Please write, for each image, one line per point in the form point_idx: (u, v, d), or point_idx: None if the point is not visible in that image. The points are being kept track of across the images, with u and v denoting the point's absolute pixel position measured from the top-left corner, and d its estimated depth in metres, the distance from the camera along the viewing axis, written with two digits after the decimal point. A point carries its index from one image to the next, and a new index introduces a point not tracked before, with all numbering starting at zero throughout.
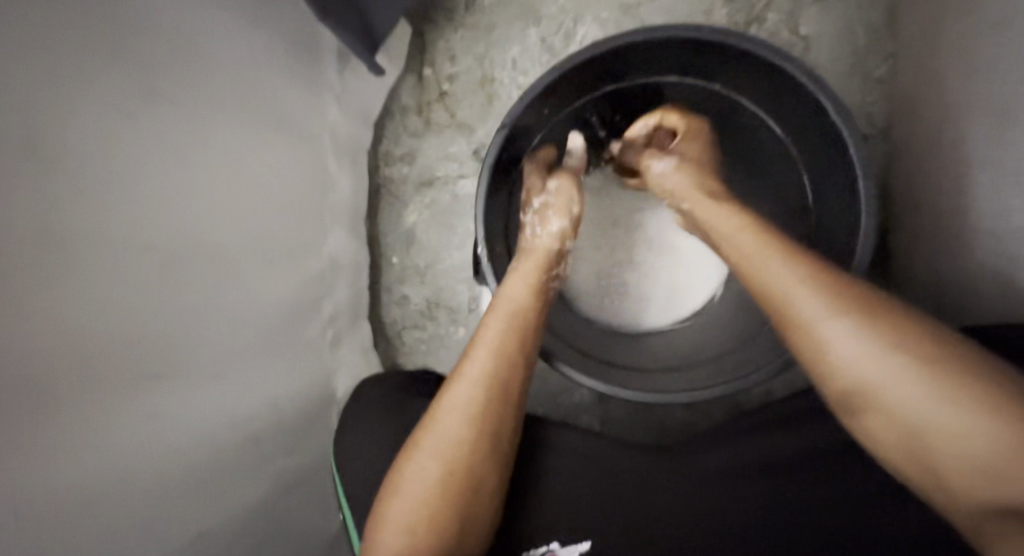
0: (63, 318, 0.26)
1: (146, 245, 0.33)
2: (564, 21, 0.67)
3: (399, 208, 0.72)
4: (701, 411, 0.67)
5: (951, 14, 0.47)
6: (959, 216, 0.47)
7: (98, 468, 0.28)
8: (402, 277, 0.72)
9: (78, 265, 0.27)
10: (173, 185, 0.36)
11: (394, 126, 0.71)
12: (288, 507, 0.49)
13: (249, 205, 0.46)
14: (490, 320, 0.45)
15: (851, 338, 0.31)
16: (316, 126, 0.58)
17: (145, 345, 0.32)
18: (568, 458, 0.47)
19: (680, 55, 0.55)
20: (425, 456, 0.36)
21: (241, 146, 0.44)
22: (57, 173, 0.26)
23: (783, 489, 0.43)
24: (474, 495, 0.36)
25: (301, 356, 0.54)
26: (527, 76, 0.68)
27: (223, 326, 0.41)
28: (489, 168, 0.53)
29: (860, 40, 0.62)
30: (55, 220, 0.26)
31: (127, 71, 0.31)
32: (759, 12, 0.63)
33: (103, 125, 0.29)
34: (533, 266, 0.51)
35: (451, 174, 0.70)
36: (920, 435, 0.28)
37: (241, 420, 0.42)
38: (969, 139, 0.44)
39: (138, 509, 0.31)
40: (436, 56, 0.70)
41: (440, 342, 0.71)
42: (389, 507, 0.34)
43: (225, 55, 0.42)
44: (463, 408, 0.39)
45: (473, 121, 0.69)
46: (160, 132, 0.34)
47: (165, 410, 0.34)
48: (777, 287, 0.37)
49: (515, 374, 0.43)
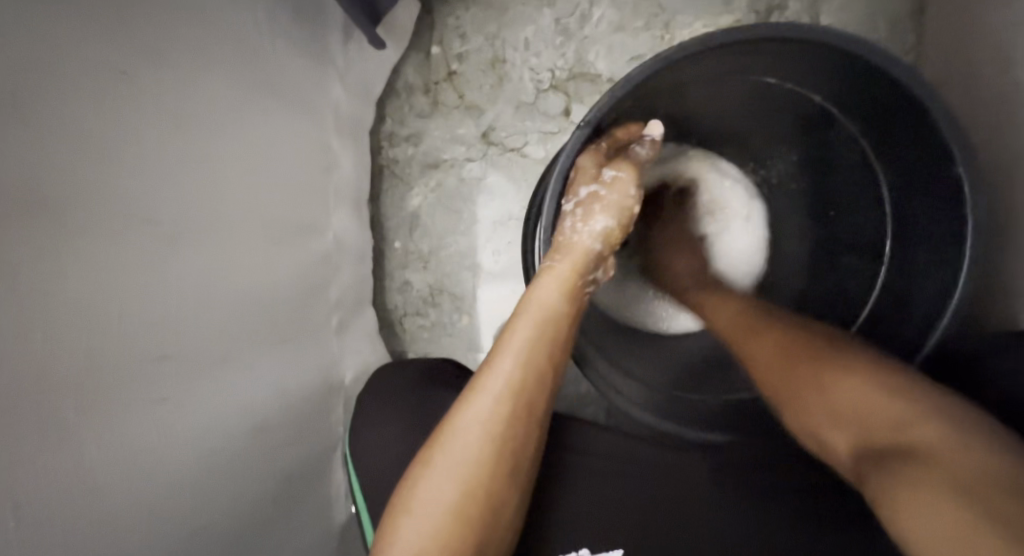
0: (61, 293, 0.25)
1: (147, 218, 0.31)
2: (580, 2, 0.65)
3: (404, 191, 0.70)
4: None
5: None
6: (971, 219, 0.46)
7: (90, 450, 0.27)
8: (405, 262, 0.70)
9: (77, 235, 0.26)
10: (175, 156, 0.34)
11: (400, 105, 0.69)
12: (292, 495, 0.48)
13: (252, 188, 0.44)
14: (517, 327, 0.43)
15: (863, 393, 0.33)
16: (320, 101, 0.56)
17: (145, 322, 0.31)
18: (592, 458, 0.46)
19: (784, 52, 0.48)
20: (439, 473, 0.36)
21: (245, 125, 0.43)
22: (48, 126, 0.24)
23: (794, 494, 0.44)
24: (487, 517, 0.35)
25: (306, 340, 0.53)
26: (540, 59, 0.66)
27: (222, 309, 0.39)
28: (560, 173, 0.47)
29: (882, 32, 0.61)
30: (54, 185, 0.24)
31: (124, 30, 0.30)
32: (780, 1, 0.61)
33: (101, 84, 0.28)
34: (571, 268, 0.47)
35: (458, 157, 0.69)
36: (842, 419, 0.33)
37: (241, 405, 0.41)
38: None
39: (143, 495, 0.30)
40: (446, 34, 0.67)
41: (442, 329, 0.70)
42: (400, 527, 0.34)
43: (225, 18, 0.40)
44: (484, 426, 0.37)
45: (483, 103, 0.67)
46: (160, 97, 0.33)
47: (170, 391, 0.33)
48: (766, 348, 0.42)
49: (541, 389, 0.41)
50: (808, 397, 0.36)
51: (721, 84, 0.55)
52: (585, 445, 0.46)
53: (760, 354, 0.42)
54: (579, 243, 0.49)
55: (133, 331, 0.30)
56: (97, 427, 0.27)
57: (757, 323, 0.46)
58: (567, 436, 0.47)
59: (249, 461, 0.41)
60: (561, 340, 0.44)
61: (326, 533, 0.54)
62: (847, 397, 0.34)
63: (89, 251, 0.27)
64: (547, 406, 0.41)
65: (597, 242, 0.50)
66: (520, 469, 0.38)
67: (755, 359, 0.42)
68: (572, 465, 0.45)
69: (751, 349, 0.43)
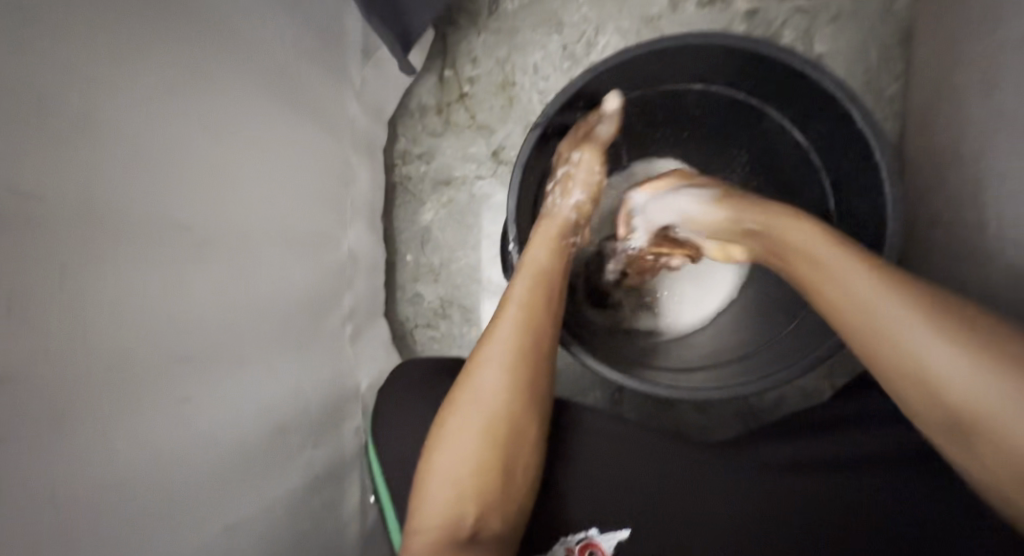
0: (96, 295, 0.27)
1: (179, 224, 0.34)
2: (586, 30, 0.68)
3: (416, 206, 0.72)
4: (717, 415, 0.63)
5: (950, 41, 0.49)
6: (953, 235, 0.48)
7: (113, 445, 0.28)
8: (416, 275, 0.72)
9: (117, 241, 0.28)
10: (210, 165, 0.37)
11: (413, 125, 0.72)
12: (308, 500, 0.49)
13: (276, 198, 0.46)
14: (518, 281, 0.47)
15: (961, 368, 0.28)
16: (338, 121, 0.58)
17: (173, 327, 0.33)
18: (601, 439, 0.47)
19: (746, 66, 0.50)
20: (465, 409, 0.40)
21: (271, 138, 0.45)
22: (91, 137, 0.26)
23: (815, 483, 0.42)
24: (513, 441, 0.40)
25: (322, 348, 0.54)
26: (548, 82, 0.69)
27: (244, 311, 0.41)
28: (530, 143, 0.49)
29: (872, 59, 0.63)
30: (97, 194, 0.27)
31: (169, 55, 0.33)
32: (776, 29, 0.65)
33: (138, 100, 0.30)
34: (559, 229, 0.51)
35: (469, 174, 0.71)
36: (923, 387, 0.30)
37: (259, 408, 0.42)
38: (962, 158, 0.46)
39: (163, 497, 0.31)
40: (459, 58, 0.71)
41: (453, 341, 0.71)
42: (435, 462, 0.39)
43: (257, 43, 0.42)
44: (498, 361, 0.42)
45: (493, 123, 0.70)
46: (198, 112, 0.35)
47: (194, 392, 0.35)
48: (850, 300, 0.34)
49: (545, 329, 0.45)
50: (887, 362, 0.32)
51: (671, 90, 0.57)
52: (589, 429, 0.48)
53: (846, 302, 0.34)
54: (557, 218, 0.52)
55: (160, 329, 0.32)
56: (127, 424, 0.29)
57: (831, 253, 0.36)
58: (575, 420, 0.48)
59: (265, 464, 0.42)
60: (558, 291, 0.48)
61: (341, 541, 0.54)
62: (930, 354, 0.29)
63: (120, 253, 0.28)
64: (553, 342, 0.45)
65: (576, 213, 0.53)
66: (537, 402, 0.42)
67: (838, 308, 0.35)
68: (580, 449, 0.46)
69: (829, 287, 0.35)
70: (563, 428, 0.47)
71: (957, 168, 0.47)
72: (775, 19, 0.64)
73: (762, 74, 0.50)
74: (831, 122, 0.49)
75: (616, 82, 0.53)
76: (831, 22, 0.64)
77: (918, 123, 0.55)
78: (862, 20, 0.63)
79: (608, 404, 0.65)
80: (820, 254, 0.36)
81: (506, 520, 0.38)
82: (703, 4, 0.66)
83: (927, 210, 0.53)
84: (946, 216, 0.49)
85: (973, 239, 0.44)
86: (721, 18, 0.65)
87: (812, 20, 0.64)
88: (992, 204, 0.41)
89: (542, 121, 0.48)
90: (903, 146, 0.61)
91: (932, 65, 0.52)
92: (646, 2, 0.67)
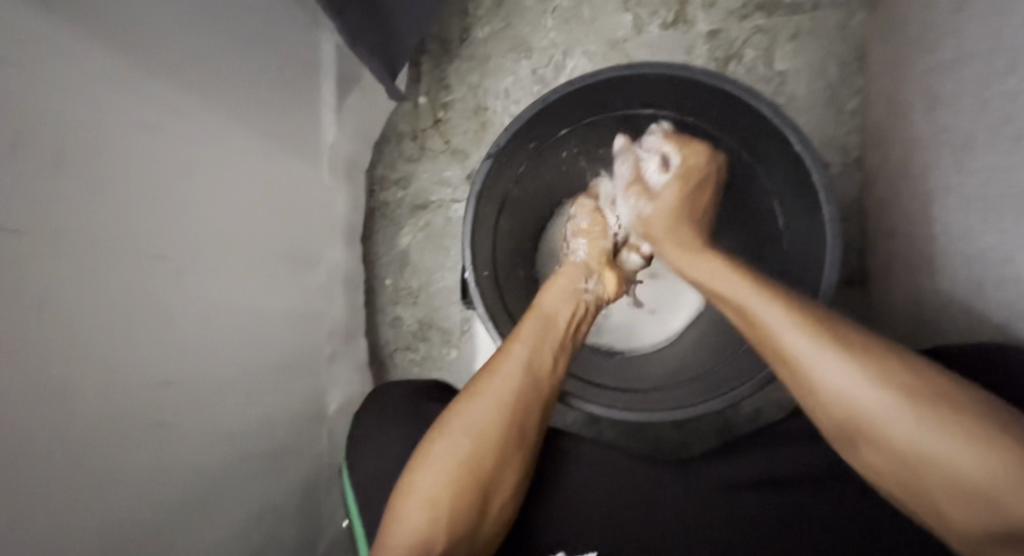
0: (85, 327, 0.28)
1: (159, 254, 0.35)
2: (554, 54, 0.70)
3: (394, 230, 0.73)
4: (694, 431, 0.64)
5: (897, 57, 0.50)
6: (910, 245, 0.48)
7: (81, 485, 0.27)
8: (396, 298, 0.73)
9: (103, 271, 0.29)
10: (189, 197, 0.38)
11: (390, 152, 0.73)
12: (277, 522, 0.49)
13: (252, 232, 0.47)
14: (525, 322, 0.48)
15: (867, 389, 0.31)
16: (315, 147, 0.60)
17: (150, 354, 0.34)
18: (579, 464, 0.47)
19: (691, 91, 0.50)
20: (456, 434, 0.41)
21: (250, 169, 0.47)
22: (81, 175, 0.28)
23: (783, 497, 0.42)
24: (493, 475, 0.40)
25: (297, 373, 0.55)
26: (519, 105, 0.71)
27: (223, 338, 0.42)
28: (483, 173, 0.50)
29: (832, 75, 0.64)
30: (84, 228, 0.28)
31: (153, 90, 0.34)
32: (737, 49, 0.66)
33: (126, 127, 0.32)
34: (564, 279, 0.53)
35: (445, 198, 0.72)
36: (877, 437, 0.30)
37: (234, 437, 0.43)
38: (914, 171, 0.46)
39: (134, 522, 0.32)
40: (433, 86, 0.72)
41: (433, 363, 0.72)
42: (414, 483, 0.38)
43: (236, 77, 0.44)
44: (496, 395, 0.43)
45: (467, 147, 0.72)
46: (177, 146, 0.37)
47: (171, 415, 0.35)
48: (842, 393, 0.32)
49: (547, 374, 0.46)
50: (913, 457, 0.29)
51: (626, 115, 0.56)
52: (566, 457, 0.47)
53: (834, 394, 0.32)
54: (569, 269, 0.55)
55: (134, 356, 0.32)
56: (110, 446, 0.30)
57: (801, 334, 0.34)
58: (560, 448, 0.48)
59: (235, 490, 0.42)
60: (561, 338, 0.49)
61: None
62: (849, 387, 0.31)
63: (96, 284, 0.29)
64: (554, 388, 0.46)
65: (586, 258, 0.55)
66: (525, 441, 0.43)
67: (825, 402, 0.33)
68: (556, 470, 0.46)
69: (809, 377, 0.33)
70: (545, 452, 0.48)
71: (909, 182, 0.47)
72: (735, 38, 0.66)
73: (713, 100, 0.50)
74: (773, 146, 0.49)
75: (569, 110, 0.53)
76: (791, 40, 0.65)
77: (875, 138, 0.56)
78: (820, 38, 0.65)
79: (586, 422, 0.66)
80: (794, 346, 0.34)
81: (473, 552, 0.37)
82: (666, 27, 0.68)
83: (887, 222, 0.53)
84: (902, 229, 0.50)
85: (925, 247, 0.45)
86: (683, 39, 0.67)
87: (772, 38, 0.65)
88: (941, 212, 0.42)
89: (494, 152, 0.49)
90: (864, 158, 0.61)
91: (885, 80, 0.53)
92: (612, 26, 0.69)
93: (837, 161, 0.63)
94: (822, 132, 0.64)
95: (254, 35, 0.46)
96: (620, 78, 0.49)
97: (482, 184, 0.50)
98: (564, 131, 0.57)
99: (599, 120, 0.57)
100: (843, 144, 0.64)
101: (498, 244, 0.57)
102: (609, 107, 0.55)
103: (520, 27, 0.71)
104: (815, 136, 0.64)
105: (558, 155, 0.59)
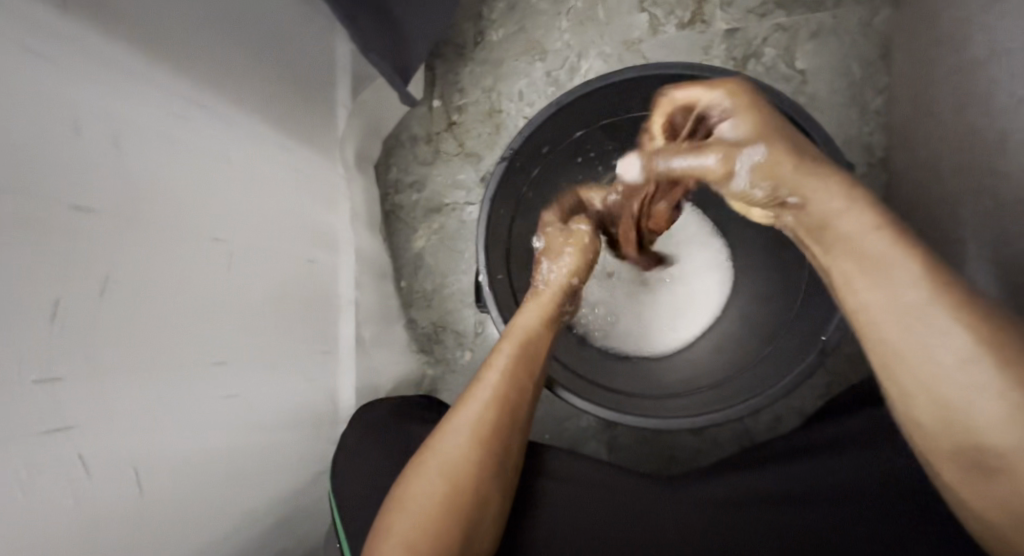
0: (152, 302, 0.30)
1: (209, 235, 0.36)
2: (568, 56, 0.70)
3: (409, 233, 0.74)
4: (711, 438, 0.63)
5: (924, 52, 0.48)
6: (938, 245, 0.47)
7: (137, 467, 0.28)
8: (410, 301, 0.73)
9: (162, 246, 0.31)
10: (226, 182, 0.39)
11: (404, 155, 0.74)
12: (297, 513, 0.49)
13: (281, 226, 0.48)
14: (503, 347, 0.45)
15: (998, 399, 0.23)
16: (328, 140, 0.60)
17: (205, 329, 0.35)
18: (565, 482, 0.45)
19: None
20: (429, 473, 0.37)
21: (274, 162, 0.48)
22: (133, 158, 0.29)
23: (798, 510, 0.40)
24: (476, 513, 0.37)
25: (322, 372, 0.55)
26: (533, 108, 0.71)
27: (261, 323, 0.43)
28: (496, 178, 0.50)
29: (854, 74, 0.63)
30: (139, 210, 0.29)
31: (189, 80, 0.35)
32: (756, 48, 0.65)
33: (166, 113, 0.33)
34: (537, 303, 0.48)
35: (459, 200, 0.72)
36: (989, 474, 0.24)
37: (263, 433, 0.43)
38: (941, 172, 0.45)
39: (192, 498, 0.33)
40: (447, 89, 0.73)
41: (448, 366, 0.72)
42: (392, 525, 0.35)
43: (257, 75, 0.45)
44: (474, 426, 0.40)
45: (481, 151, 0.72)
46: (212, 137, 0.38)
47: (223, 390, 0.37)
48: (990, 437, 0.24)
49: (523, 402, 0.43)
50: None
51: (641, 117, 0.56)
52: (563, 471, 0.46)
53: (955, 409, 0.24)
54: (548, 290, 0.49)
55: (193, 328, 0.34)
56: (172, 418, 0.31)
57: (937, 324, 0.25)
58: (545, 466, 0.47)
59: (264, 480, 0.43)
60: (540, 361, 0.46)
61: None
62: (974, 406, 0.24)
63: (155, 260, 0.30)
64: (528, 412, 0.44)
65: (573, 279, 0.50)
66: (504, 471, 0.40)
67: (930, 432, 0.27)
68: (545, 489, 0.45)
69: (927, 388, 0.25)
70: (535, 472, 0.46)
71: (938, 184, 0.46)
72: (754, 37, 0.65)
73: None
74: None
75: (582, 113, 0.53)
76: (811, 39, 0.64)
77: (900, 139, 0.55)
78: (842, 37, 0.63)
79: (601, 428, 0.65)
80: (920, 348, 0.25)
81: None
82: (683, 27, 0.67)
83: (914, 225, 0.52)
84: (931, 229, 0.48)
85: (956, 246, 0.44)
86: (700, 39, 0.66)
87: (793, 37, 0.64)
88: (971, 209, 0.41)
89: (507, 154, 0.49)
90: (891, 159, 0.60)
91: (911, 78, 0.52)
92: (626, 27, 0.68)
93: (862, 162, 0.62)
94: (845, 134, 0.63)
95: (273, 38, 0.47)
96: (634, 80, 0.48)
97: (496, 188, 0.50)
98: (578, 134, 0.56)
99: (615, 121, 0.56)
100: (867, 145, 0.62)
101: (512, 249, 0.56)
102: (623, 110, 0.54)
103: (535, 30, 0.71)
104: (839, 137, 0.63)
105: (573, 159, 0.59)
